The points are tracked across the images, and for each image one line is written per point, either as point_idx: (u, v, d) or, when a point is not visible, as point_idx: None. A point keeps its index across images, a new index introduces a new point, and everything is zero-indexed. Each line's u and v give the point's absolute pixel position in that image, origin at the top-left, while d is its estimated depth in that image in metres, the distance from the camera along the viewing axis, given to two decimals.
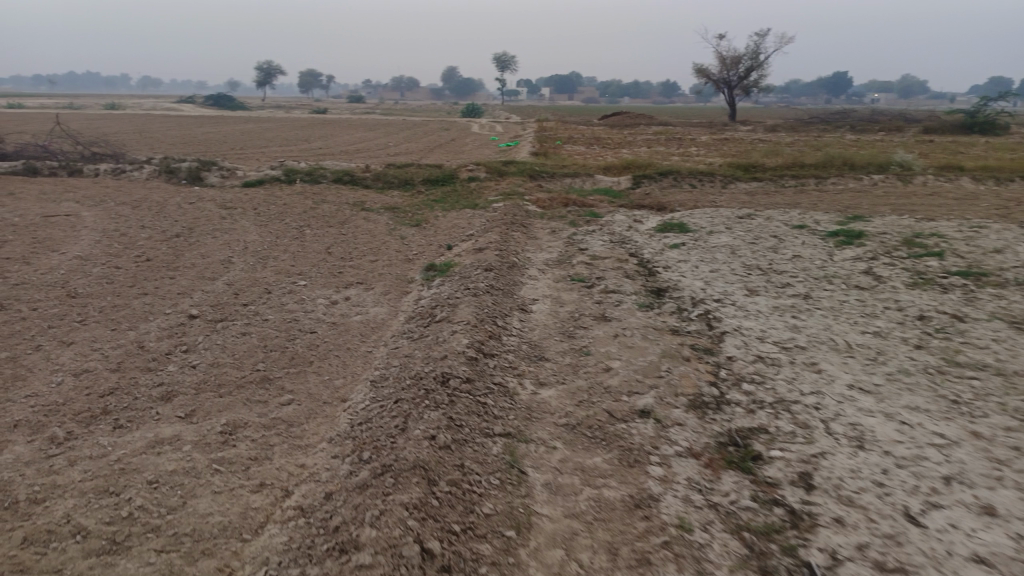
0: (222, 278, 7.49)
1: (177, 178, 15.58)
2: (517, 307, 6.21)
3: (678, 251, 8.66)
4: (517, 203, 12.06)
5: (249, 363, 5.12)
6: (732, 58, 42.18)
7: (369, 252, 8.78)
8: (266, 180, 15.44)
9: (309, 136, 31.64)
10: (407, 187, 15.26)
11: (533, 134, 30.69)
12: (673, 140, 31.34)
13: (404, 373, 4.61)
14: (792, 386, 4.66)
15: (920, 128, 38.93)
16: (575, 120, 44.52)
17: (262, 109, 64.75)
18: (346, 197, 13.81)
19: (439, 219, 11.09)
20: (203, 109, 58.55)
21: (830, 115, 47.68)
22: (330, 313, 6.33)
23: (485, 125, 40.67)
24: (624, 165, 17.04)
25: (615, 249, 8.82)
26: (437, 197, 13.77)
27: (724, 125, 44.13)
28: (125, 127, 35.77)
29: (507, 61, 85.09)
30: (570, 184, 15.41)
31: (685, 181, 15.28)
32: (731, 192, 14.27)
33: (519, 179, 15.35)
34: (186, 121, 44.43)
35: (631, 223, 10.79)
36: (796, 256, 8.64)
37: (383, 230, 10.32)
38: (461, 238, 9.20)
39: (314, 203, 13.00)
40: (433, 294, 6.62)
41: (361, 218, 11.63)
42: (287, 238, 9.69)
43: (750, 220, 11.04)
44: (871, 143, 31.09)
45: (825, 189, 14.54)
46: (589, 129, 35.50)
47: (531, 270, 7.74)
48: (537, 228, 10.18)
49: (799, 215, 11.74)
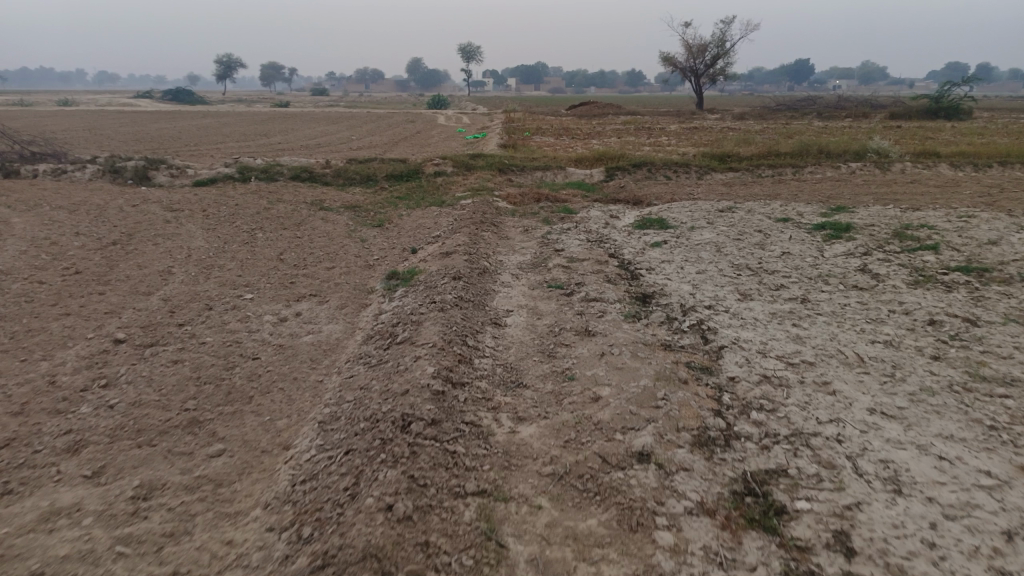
0: (158, 293, 6.69)
1: (122, 178, 14.58)
2: (490, 321, 5.52)
3: (660, 251, 8.05)
4: (486, 199, 11.38)
5: (178, 401, 4.37)
6: (698, 46, 41.82)
7: (326, 258, 8.04)
8: (219, 179, 14.54)
9: (269, 131, 30.56)
10: (369, 183, 14.48)
11: (501, 126, 29.98)
12: (643, 130, 30.87)
13: (358, 412, 3.91)
14: (808, 414, 4.07)
15: (886, 114, 38.98)
16: (542, 110, 43.88)
17: (222, 103, 62.99)
18: (304, 195, 13.00)
19: (402, 219, 10.36)
20: (161, 104, 56.78)
21: (797, 102, 47.63)
22: (278, 333, 5.59)
23: (451, 116, 39.83)
24: (596, 156, 16.42)
25: (593, 248, 8.18)
26: (401, 194, 13.02)
27: (693, 113, 43.82)
28: (74, 123, 34.31)
29: (472, 52, 84.08)
30: (541, 177, 14.75)
31: (660, 173, 14.72)
32: (708, 183, 13.72)
33: (487, 173, 14.66)
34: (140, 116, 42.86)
35: (607, 219, 10.17)
36: (786, 252, 8.09)
37: (342, 232, 9.57)
38: (427, 240, 8.49)
39: (270, 203, 12.17)
40: (396, 307, 5.91)
41: (318, 218, 10.85)
42: (236, 244, 8.89)
43: (732, 214, 10.48)
44: (840, 130, 30.95)
45: (804, 179, 14.08)
46: (557, 120, 34.91)
47: (503, 275, 7.06)
48: (508, 227, 9.51)
49: (782, 207, 11.23)
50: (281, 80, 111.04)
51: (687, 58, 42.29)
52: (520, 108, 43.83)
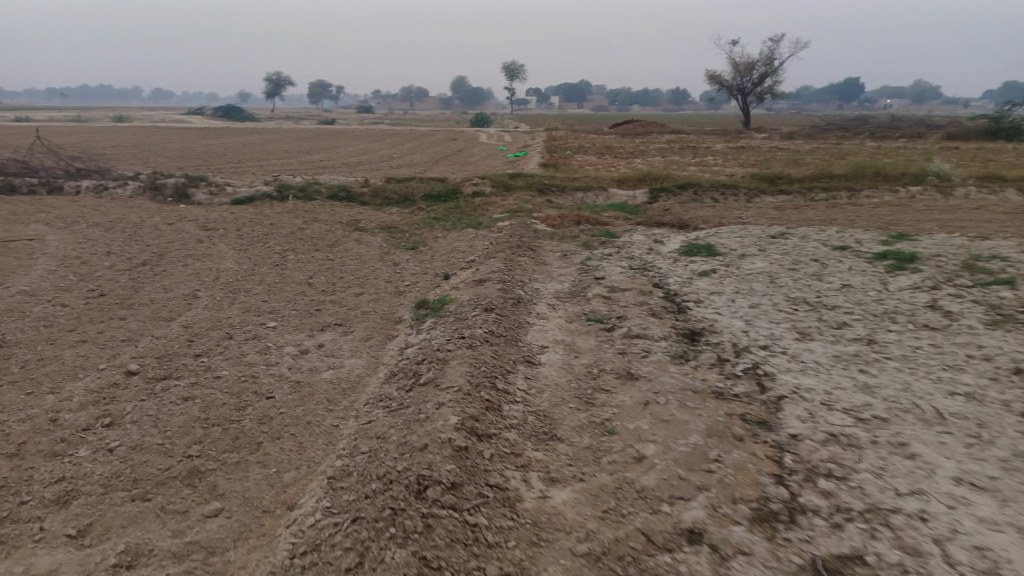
0: (180, 319, 6.42)
1: (163, 196, 14.60)
2: (523, 360, 5.09)
3: (708, 281, 7.53)
4: (525, 221, 10.98)
5: (181, 446, 4.03)
6: (745, 64, 41.05)
7: (356, 283, 7.71)
8: (257, 197, 14.46)
9: (312, 148, 30.80)
10: (407, 203, 14.23)
11: (543, 144, 29.69)
12: (688, 149, 30.23)
13: (371, 468, 3.50)
14: (884, 484, 3.53)
15: (943, 134, 37.61)
16: (585, 128, 43.49)
17: (270, 121, 64.12)
18: (340, 215, 12.79)
19: (438, 242, 10.02)
20: (210, 121, 58.01)
21: (847, 122, 46.37)
22: (297, 367, 5.24)
23: (493, 134, 39.73)
24: (639, 177, 15.93)
25: (636, 277, 7.71)
26: (438, 215, 12.72)
27: (739, 132, 42.96)
28: (125, 140, 35.11)
29: (516, 71, 84.44)
30: (582, 199, 14.32)
31: (706, 195, 14.16)
32: (757, 207, 13.11)
33: (527, 194, 14.29)
34: (188, 132, 43.75)
35: (651, 245, 9.68)
36: (845, 285, 7.50)
37: (375, 255, 9.26)
38: (461, 266, 8.11)
39: (305, 223, 11.98)
40: (423, 340, 5.52)
41: (352, 239, 10.59)
42: (266, 266, 8.64)
43: (785, 241, 9.88)
44: (894, 151, 29.88)
45: (860, 203, 13.37)
46: (600, 139, 34.50)
47: (540, 306, 6.63)
48: (547, 252, 9.08)
49: (838, 234, 10.58)
50: (328, 98, 112.96)
51: (734, 77, 41.55)
52: (562, 127, 43.52)
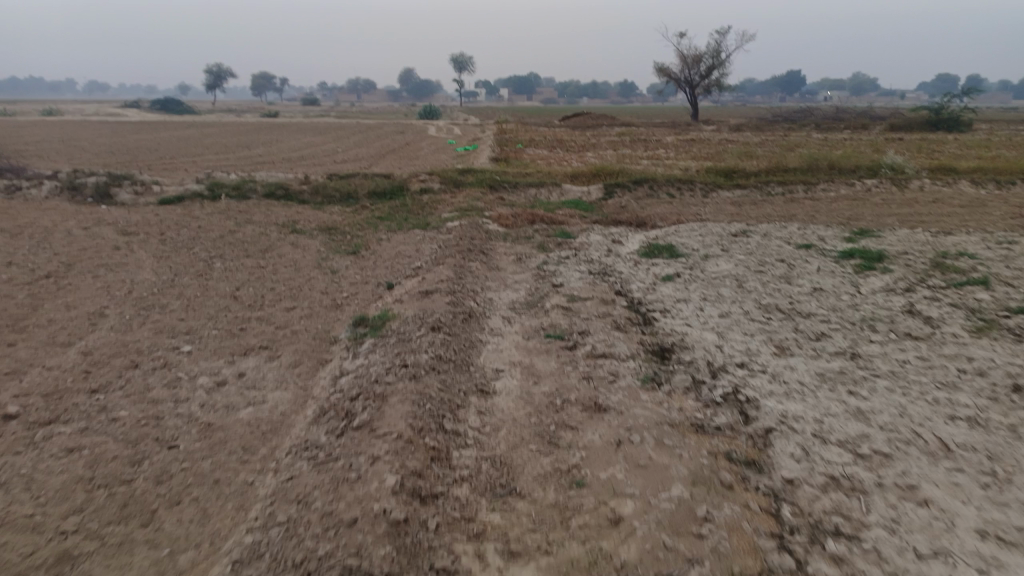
0: (80, 344, 5.59)
1: (82, 196, 13.49)
2: (475, 389, 4.44)
3: (672, 286, 6.99)
4: (475, 221, 10.33)
5: (56, 516, 3.28)
6: (693, 56, 40.99)
7: (288, 295, 6.95)
8: (186, 197, 13.45)
9: (252, 142, 29.52)
10: (350, 201, 13.42)
11: (493, 137, 29.03)
12: (639, 142, 29.91)
13: (289, 549, 2.82)
14: (901, 543, 3.00)
15: (885, 125, 38.22)
16: (534, 121, 43.01)
17: (210, 113, 61.92)
18: (277, 215, 11.92)
19: (381, 245, 9.29)
20: (146, 114, 55.56)
21: (793, 113, 46.84)
22: (211, 404, 4.49)
23: (441, 127, 38.89)
24: (593, 171, 15.40)
25: (596, 282, 7.12)
26: (382, 214, 11.96)
27: (688, 124, 43.02)
28: (50, 134, 33.16)
29: (464, 62, 83.50)
30: (535, 196, 13.72)
31: (662, 190, 13.71)
32: (714, 203, 12.71)
33: (477, 190, 13.62)
34: (119, 126, 41.75)
35: (609, 246, 9.13)
36: (816, 289, 7.06)
37: (312, 261, 8.49)
38: (406, 273, 7.41)
39: (237, 224, 11.09)
40: (361, 366, 4.82)
41: (288, 243, 9.77)
42: (189, 277, 7.80)
43: (747, 240, 9.45)
44: (840, 142, 30.09)
45: (817, 197, 13.10)
46: (550, 131, 34.02)
47: (493, 320, 5.98)
48: (499, 255, 8.44)
49: (800, 231, 10.20)
50: (272, 90, 109.77)
51: (682, 68, 41.51)
52: (512, 119, 42.91)
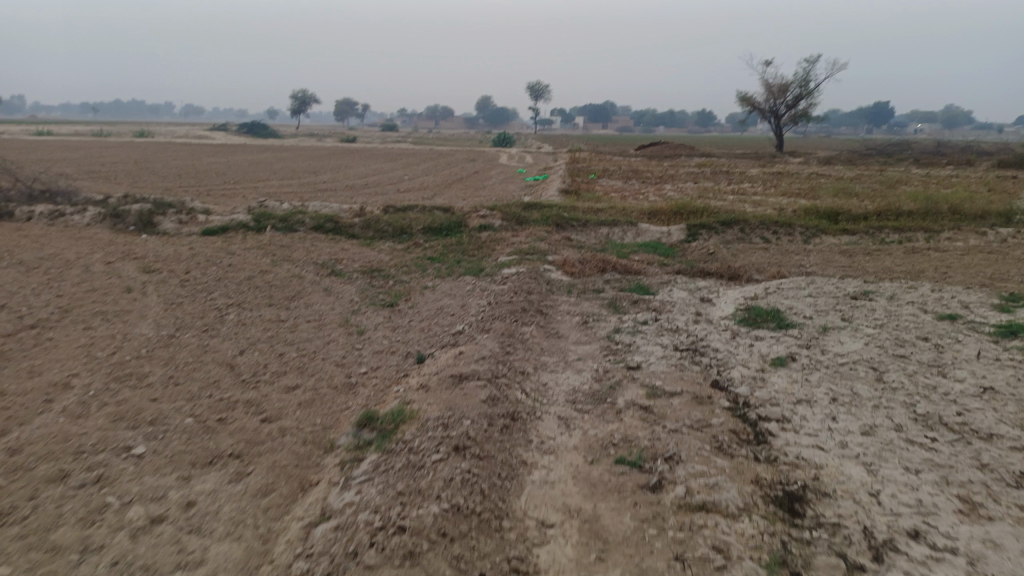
0: (11, 435, 4.34)
1: (124, 224, 12.72)
2: (507, 571, 2.91)
3: (787, 378, 5.30)
4: (536, 268, 8.85)
5: None
6: (779, 86, 38.70)
7: (295, 366, 5.60)
8: (230, 227, 12.49)
9: (321, 167, 29.07)
10: (402, 237, 12.17)
11: (566, 166, 27.70)
12: (720, 175, 27.93)
13: None
14: None
15: (995, 161, 34.94)
16: (609, 150, 41.58)
17: (289, 137, 63.25)
18: (320, 252, 10.74)
19: (424, 296, 7.91)
20: (228, 137, 56.67)
21: (888, 146, 43.74)
22: (127, 563, 3.11)
23: (512, 155, 37.86)
24: (674, 208, 13.74)
25: (685, 367, 5.50)
26: (434, 255, 10.63)
27: (773, 157, 40.66)
28: (127, 155, 33.76)
29: (540, 91, 83.06)
30: (608, 237, 12.16)
31: (754, 233, 11.94)
32: (819, 252, 10.87)
33: (542, 229, 12.16)
34: (197, 149, 42.40)
35: (698, 307, 7.48)
36: (986, 388, 5.21)
37: (339, 315, 7.17)
38: (444, 340, 5.95)
39: (272, 262, 9.95)
40: (351, 507, 3.37)
41: (321, 286, 8.52)
42: (192, 333, 6.58)
43: (871, 305, 7.62)
44: (946, 180, 27.38)
45: (944, 249, 11.05)
46: (626, 161, 32.43)
47: (546, 422, 4.44)
48: (562, 317, 6.91)
49: (936, 294, 8.27)
50: (353, 116, 111.72)
51: (767, 98, 39.32)
52: (585, 148, 41.49)
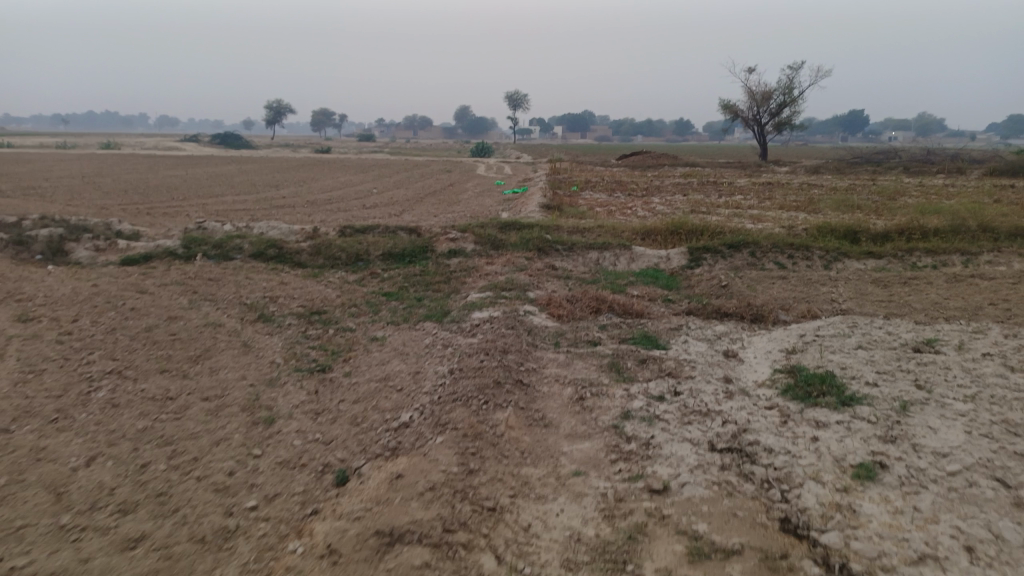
0: None
1: (27, 254, 10.76)
2: None
3: (886, 508, 3.56)
4: (514, 310, 7.07)
5: None
6: (762, 93, 37.35)
7: (155, 494, 3.76)
8: (153, 255, 10.57)
9: (284, 180, 27.14)
10: (357, 266, 10.36)
11: (546, 178, 26.04)
12: (708, 185, 26.44)
13: None
14: None
15: (985, 169, 33.81)
16: (589, 160, 40.05)
17: (256, 146, 61.10)
18: (253, 288, 8.88)
19: (369, 353, 6.10)
20: (196, 148, 54.27)
21: (874, 154, 42.64)
22: None
23: (489, 165, 36.17)
24: (672, 228, 12.05)
25: (733, 487, 3.74)
26: (390, 290, 8.83)
27: (759, 166, 39.33)
28: (76, 167, 31.56)
29: (518, 100, 81.62)
30: (597, 264, 10.42)
31: (767, 258, 10.27)
32: (847, 282, 9.21)
33: (521, 254, 10.41)
34: (156, 160, 40.21)
35: (725, 369, 5.73)
36: None
37: (249, 388, 5.33)
38: (381, 441, 4.15)
39: (189, 302, 8.06)
40: None
41: (240, 340, 6.67)
42: (31, 425, 4.70)
43: (943, 364, 5.90)
44: (942, 189, 26.06)
45: (991, 276, 9.43)
46: (608, 171, 30.83)
47: None
48: (549, 390, 5.13)
49: (1015, 341, 6.59)
50: (329, 127, 109.13)
51: (750, 105, 38.00)
52: (565, 158, 39.90)
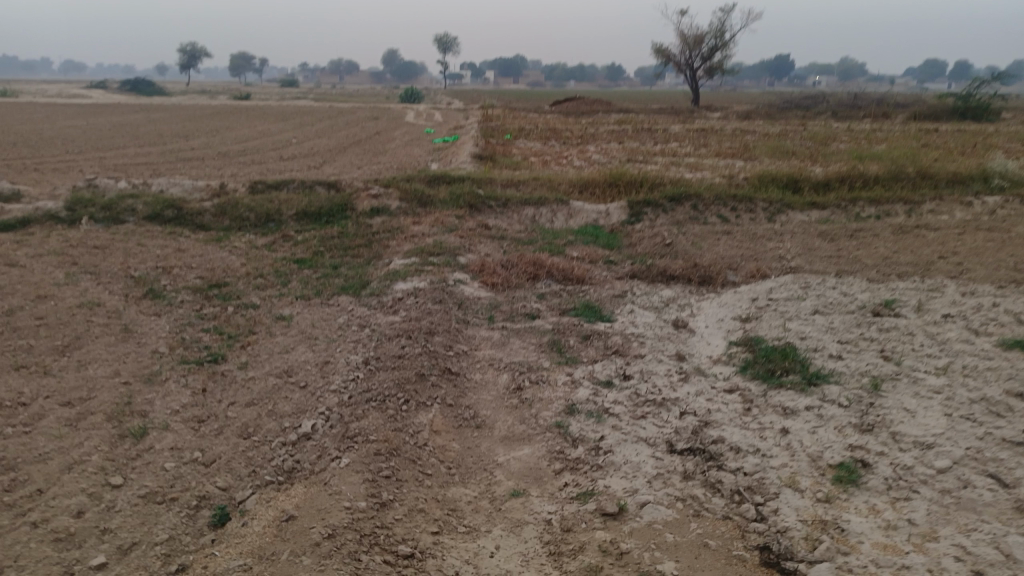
0: None
1: None
2: None
3: (876, 523, 3.03)
4: (441, 280, 6.30)
5: None
6: (694, 37, 36.79)
7: None
8: (31, 219, 9.29)
9: (196, 130, 25.24)
10: (268, 227, 9.36)
11: (478, 125, 24.99)
12: (643, 132, 25.88)
13: None
14: None
15: (909, 113, 34.30)
16: (522, 106, 38.99)
17: (167, 92, 57.36)
18: (145, 257, 7.82)
19: (273, 337, 5.26)
20: (103, 96, 50.55)
21: (803, 99, 42.88)
22: None
23: (418, 112, 34.70)
24: (610, 179, 11.41)
25: (699, 504, 3.16)
26: (303, 256, 7.92)
27: (692, 111, 39.02)
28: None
29: (447, 44, 79.22)
30: (532, 221, 9.71)
31: (709, 211, 9.76)
32: (793, 236, 8.78)
33: (450, 211, 9.59)
34: (54, 108, 37.14)
35: (678, 343, 5.14)
36: None
37: (122, 389, 4.45)
38: (274, 462, 3.38)
39: (65, 276, 6.97)
40: None
41: (120, 323, 5.70)
42: None
43: (907, 330, 5.46)
44: (870, 134, 26.19)
45: (936, 227, 9.16)
46: (541, 118, 29.93)
47: None
48: (481, 378, 4.44)
49: (974, 300, 6.22)
50: (250, 73, 103.79)
51: (682, 50, 37.43)
52: (497, 104, 38.69)
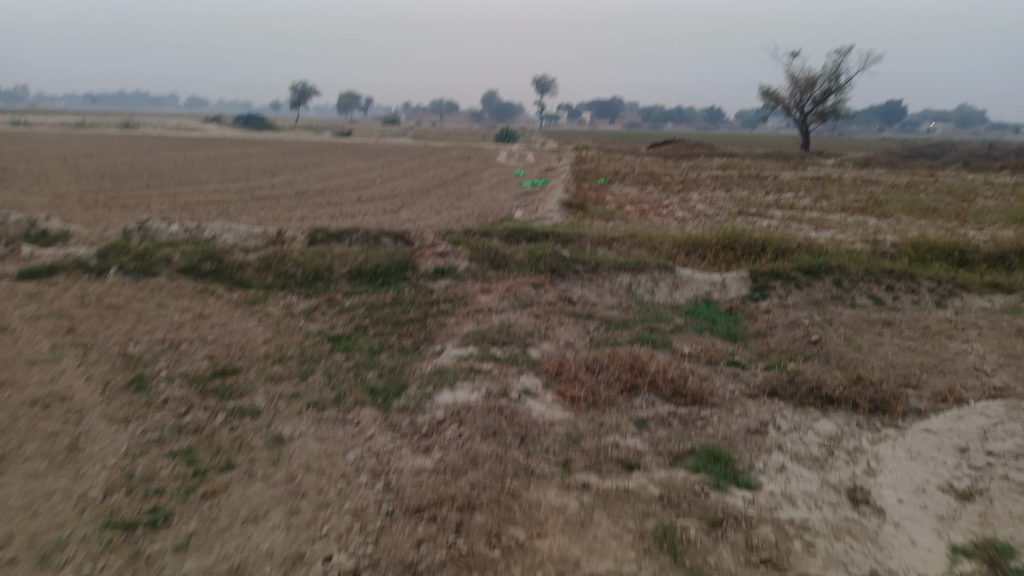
0: None
1: None
2: None
3: None
4: (504, 391, 4.56)
5: None
6: (806, 80, 34.10)
7: None
8: (58, 268, 8.21)
9: (284, 166, 24.82)
10: (315, 287, 7.96)
11: (572, 167, 23.44)
12: (751, 180, 23.60)
13: None
14: None
15: None
16: (618, 148, 37.29)
17: (270, 126, 59.01)
18: (159, 324, 6.49)
19: (252, 480, 3.65)
20: (211, 129, 52.44)
21: (928, 147, 39.18)
22: None
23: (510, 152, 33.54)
24: (724, 240, 9.47)
25: None
26: (342, 331, 6.39)
27: (803, 158, 36.23)
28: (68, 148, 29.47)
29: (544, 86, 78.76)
30: (629, 292, 7.90)
31: (855, 290, 7.67)
32: (979, 333, 6.58)
33: (529, 277, 7.92)
34: (160, 140, 38.16)
35: (868, 549, 3.17)
36: None
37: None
38: None
39: (49, 350, 5.66)
40: None
41: (69, 435, 4.25)
42: None
43: None
44: (1017, 188, 22.86)
45: None
46: (639, 162, 28.10)
47: None
48: None
49: None
50: (353, 110, 106.98)
51: (793, 93, 34.81)
52: (592, 146, 37.03)
